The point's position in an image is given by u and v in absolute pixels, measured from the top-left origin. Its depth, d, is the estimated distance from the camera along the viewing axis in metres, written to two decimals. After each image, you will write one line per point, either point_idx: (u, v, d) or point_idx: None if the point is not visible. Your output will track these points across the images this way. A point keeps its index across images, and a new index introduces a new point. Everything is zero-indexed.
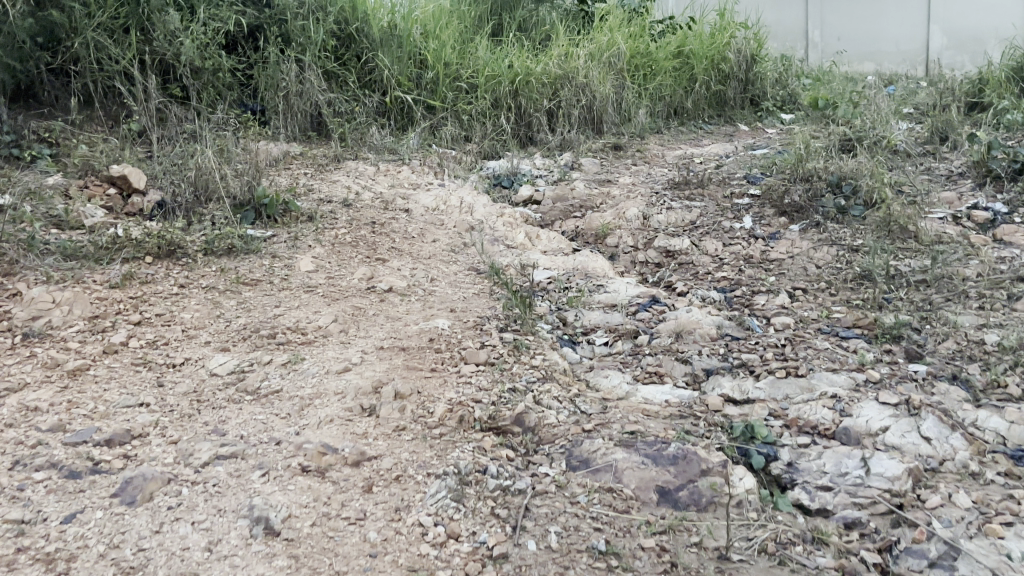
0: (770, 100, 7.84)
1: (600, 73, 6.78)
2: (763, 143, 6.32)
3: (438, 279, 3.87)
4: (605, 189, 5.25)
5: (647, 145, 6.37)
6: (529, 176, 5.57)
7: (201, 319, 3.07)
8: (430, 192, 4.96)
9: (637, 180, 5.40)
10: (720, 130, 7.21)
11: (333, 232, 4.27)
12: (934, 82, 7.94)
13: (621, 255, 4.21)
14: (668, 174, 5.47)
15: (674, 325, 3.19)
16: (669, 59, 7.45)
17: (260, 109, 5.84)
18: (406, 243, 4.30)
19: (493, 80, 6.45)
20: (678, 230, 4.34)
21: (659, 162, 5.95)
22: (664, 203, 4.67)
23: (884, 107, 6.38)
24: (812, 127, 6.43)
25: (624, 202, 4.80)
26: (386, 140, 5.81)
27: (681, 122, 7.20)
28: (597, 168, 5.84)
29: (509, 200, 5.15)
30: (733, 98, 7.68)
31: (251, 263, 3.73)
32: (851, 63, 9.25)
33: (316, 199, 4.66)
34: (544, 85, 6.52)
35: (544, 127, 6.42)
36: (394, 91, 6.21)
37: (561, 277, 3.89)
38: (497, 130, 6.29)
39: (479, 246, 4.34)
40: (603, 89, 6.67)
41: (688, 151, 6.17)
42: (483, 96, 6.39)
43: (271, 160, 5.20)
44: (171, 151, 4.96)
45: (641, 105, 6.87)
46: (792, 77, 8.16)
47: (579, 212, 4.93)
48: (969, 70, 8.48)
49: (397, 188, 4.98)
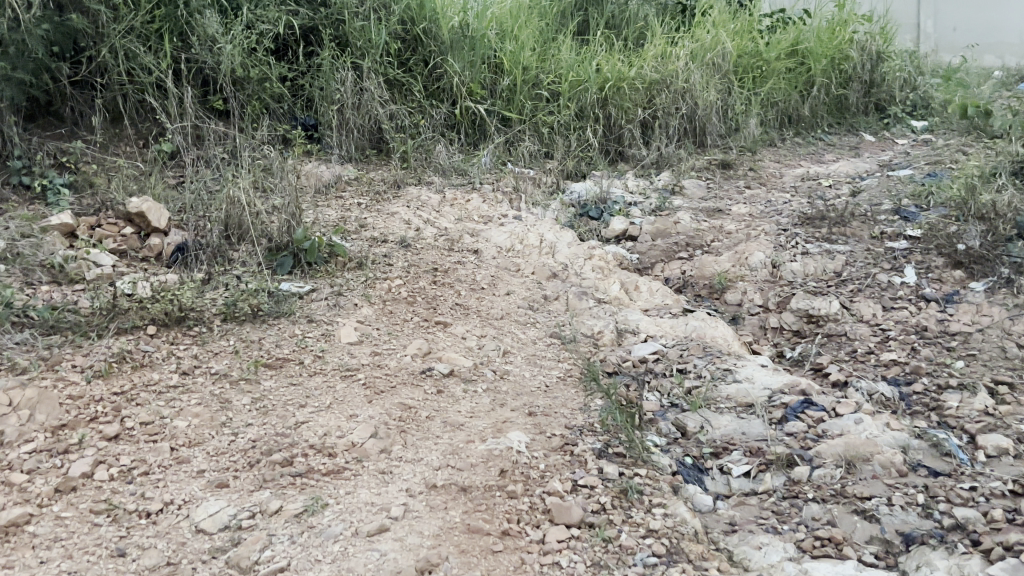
0: (898, 105, 6.77)
1: (703, 78, 5.85)
2: (902, 160, 5.31)
3: (514, 352, 3.04)
4: (716, 221, 4.34)
5: (761, 162, 5.42)
6: (623, 203, 4.70)
7: (199, 430, 2.31)
8: (505, 227, 4.15)
9: (755, 210, 4.48)
10: (842, 142, 6.19)
11: (386, 282, 3.49)
12: None
13: (746, 319, 3.32)
14: (791, 203, 4.53)
15: (843, 448, 2.31)
16: (783, 59, 6.45)
17: (313, 124, 5.11)
18: (475, 299, 3.49)
19: (579, 87, 5.59)
20: (820, 284, 3.41)
21: (777, 185, 5.00)
22: (797, 246, 3.74)
23: None
24: (963, 143, 5.38)
25: (745, 242, 3.88)
26: (454, 159, 5.06)
27: (797, 132, 6.20)
28: (705, 192, 4.93)
29: (598, 232, 4.30)
30: (856, 104, 6.64)
31: (280, 333, 2.97)
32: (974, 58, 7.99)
33: (369, 237, 3.90)
34: (639, 92, 5.63)
35: (638, 141, 5.53)
36: (465, 101, 5.40)
37: (674, 353, 3.01)
38: (582, 144, 5.43)
39: (564, 302, 3.51)
40: (707, 96, 5.74)
41: (811, 171, 5.20)
42: (567, 105, 5.54)
43: (321, 187, 4.46)
44: (206, 179, 4.27)
45: (751, 113, 5.92)
46: (923, 77, 7.05)
47: (686, 253, 4.04)
48: None
49: (467, 222, 4.19)
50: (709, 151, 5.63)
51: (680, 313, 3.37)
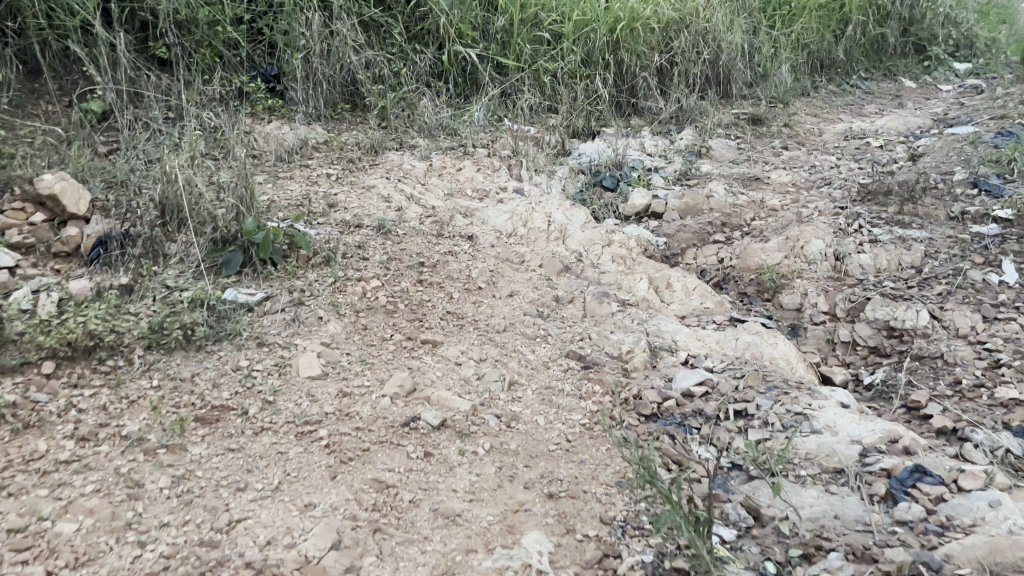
0: (940, 45, 6.04)
1: (727, 17, 5.09)
2: (958, 112, 4.60)
3: (523, 383, 2.39)
4: (755, 193, 3.65)
5: (797, 115, 4.70)
6: (642, 170, 4.00)
7: (91, 538, 1.66)
8: (505, 206, 3.46)
9: (799, 179, 3.79)
10: (881, 88, 5.47)
11: (360, 284, 2.82)
12: None
13: (808, 331, 2.67)
14: (839, 170, 3.85)
15: (983, 552, 1.67)
16: None
17: (275, 74, 4.34)
18: (470, 305, 2.83)
19: (585, 27, 4.82)
20: (898, 283, 2.75)
21: (818, 143, 4.31)
22: (861, 230, 3.07)
23: None
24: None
25: (796, 223, 3.21)
26: (441, 116, 4.35)
27: (831, 78, 5.47)
28: (736, 155, 4.22)
29: (615, 209, 3.62)
30: (895, 45, 5.89)
31: (221, 366, 2.30)
32: None
33: (340, 220, 3.20)
34: (654, 33, 4.88)
35: (653, 92, 4.80)
36: (454, 45, 4.65)
37: (727, 384, 2.36)
38: (590, 95, 4.70)
39: (581, 307, 2.85)
40: (731, 39, 5.00)
41: (855, 127, 4.49)
42: (573, 48, 4.77)
43: (284, 157, 3.75)
44: (143, 148, 3.54)
45: (782, 55, 5.16)
46: (966, 13, 6.30)
47: (721, 236, 3.37)
48: None
49: (458, 200, 3.50)
50: (735, 104, 4.91)
51: (726, 322, 2.71)
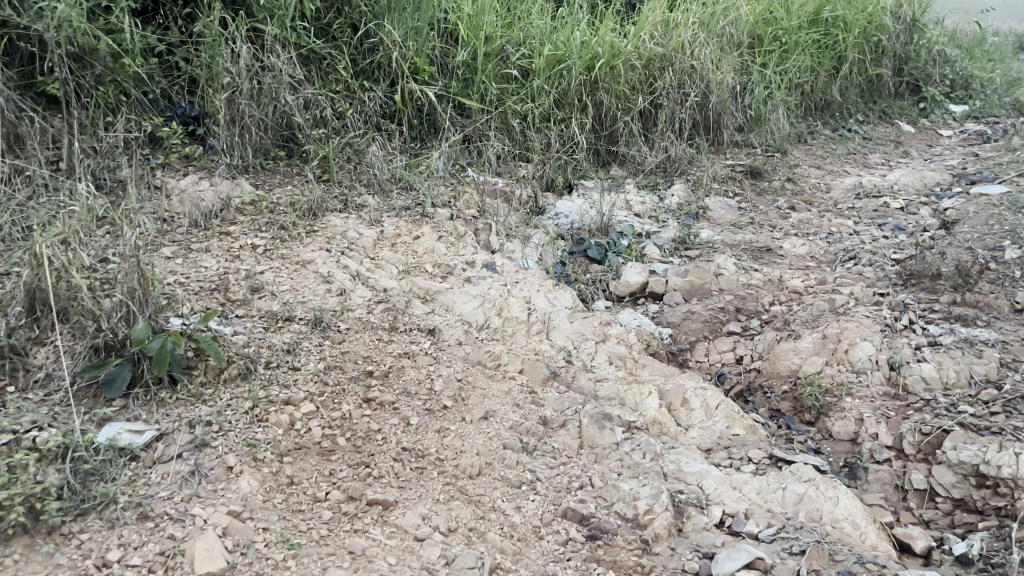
0: (935, 86, 5.63)
1: (715, 53, 4.55)
2: (977, 165, 4.12)
3: (508, 570, 1.77)
4: (769, 269, 3.07)
5: (798, 167, 4.18)
6: (633, 236, 3.40)
7: None
8: (474, 288, 2.82)
9: (817, 252, 3.23)
10: (880, 135, 4.99)
11: (287, 410, 2.15)
12: None
13: (870, 474, 2.08)
14: (860, 241, 3.30)
15: None
16: (807, 27, 5.15)
17: (195, 115, 3.66)
18: (433, 435, 2.16)
19: (559, 64, 4.23)
20: (978, 407, 2.17)
21: (829, 202, 3.77)
22: (913, 328, 2.50)
23: None
24: None
25: (830, 317, 2.64)
26: (394, 167, 3.72)
27: (825, 122, 4.97)
28: (736, 217, 3.65)
29: (606, 289, 3.01)
30: (890, 84, 5.44)
31: (79, 563, 1.65)
32: (995, 28, 6.99)
33: (268, 313, 2.54)
34: (636, 72, 4.31)
35: (637, 139, 4.23)
36: (408, 82, 4.01)
37: (784, 567, 1.76)
38: (565, 143, 4.12)
39: (576, 434, 2.22)
40: (721, 78, 4.45)
41: (866, 183, 3.97)
42: (545, 88, 4.17)
43: (203, 224, 3.09)
44: (17, 212, 2.83)
45: (777, 96, 4.63)
46: (959, 51, 5.90)
47: (737, 328, 2.78)
48: None
49: (416, 279, 2.85)
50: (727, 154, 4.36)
51: (765, 463, 2.11)
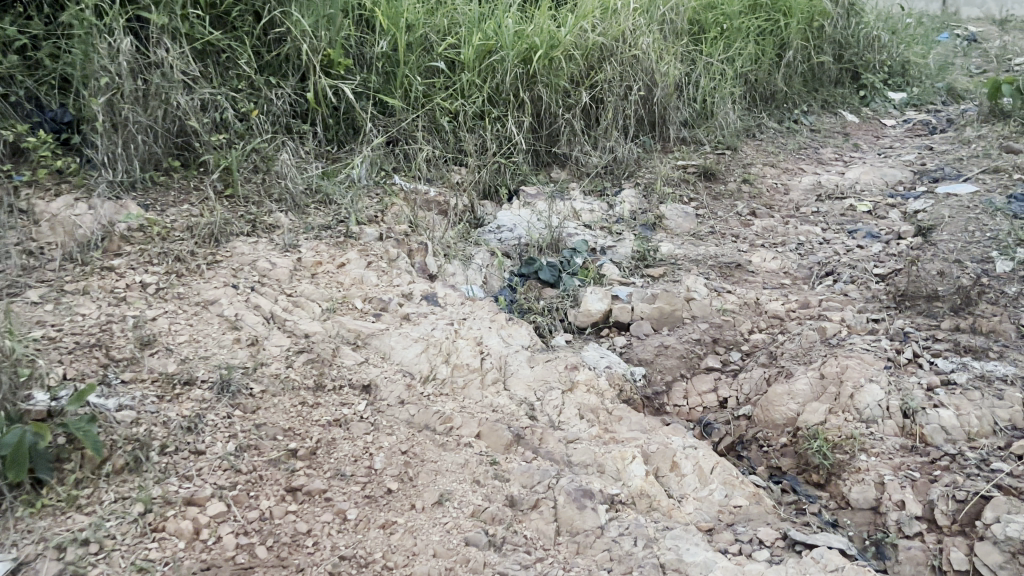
0: (873, 73, 5.46)
1: (658, 42, 4.21)
2: (936, 160, 3.91)
3: None
4: (743, 289, 2.75)
5: (753, 165, 3.89)
6: (587, 252, 3.03)
7: None
8: (413, 328, 2.39)
9: (790, 267, 2.92)
10: (826, 126, 4.77)
11: (189, 515, 1.70)
12: None
13: (901, 553, 1.76)
14: (834, 253, 3.01)
15: None
16: (747, 13, 4.88)
17: (68, 121, 3.09)
18: (377, 534, 1.74)
19: (490, 56, 3.82)
20: (1014, 464, 1.87)
21: (791, 207, 3.49)
22: (920, 363, 2.20)
23: None
24: (1004, 139, 4.04)
25: (823, 351, 2.32)
26: (311, 177, 3.26)
27: (770, 114, 4.73)
28: (695, 226, 3.32)
29: (564, 319, 2.64)
30: (831, 72, 5.23)
31: None
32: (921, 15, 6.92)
33: (164, 376, 2.07)
34: (576, 64, 3.94)
35: (579, 138, 3.86)
36: (321, 78, 3.54)
37: None
38: (502, 145, 3.73)
39: (552, 518, 1.83)
40: (666, 69, 4.12)
41: (826, 182, 3.72)
42: (476, 82, 3.76)
43: (82, 258, 2.56)
44: None
45: (725, 89, 4.33)
46: (895, 36, 5.75)
47: (716, 363, 2.44)
48: None
49: (344, 318, 2.41)
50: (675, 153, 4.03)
51: (778, 546, 1.77)
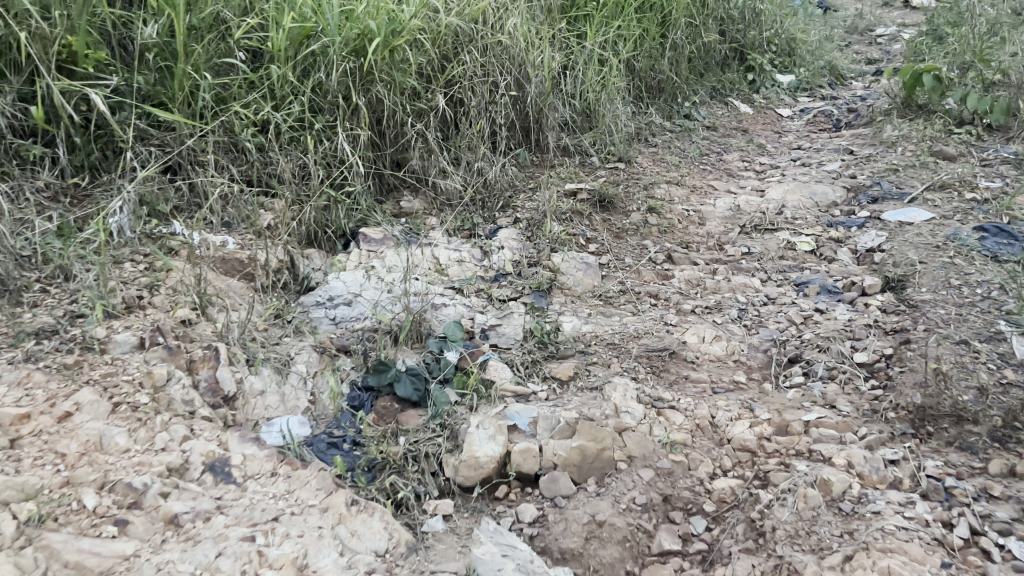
0: (759, 53, 4.82)
1: (526, 24, 3.32)
2: (864, 171, 3.26)
3: None
4: (689, 399, 1.93)
5: (655, 184, 3.10)
6: (461, 341, 2.11)
7: None
8: (182, 553, 1.39)
9: (739, 350, 2.13)
10: (721, 122, 4.07)
11: None
12: (936, 33, 5.56)
13: None
14: (789, 324, 2.26)
15: None
16: None
17: None
18: None
19: (308, 44, 2.80)
20: None
21: (715, 246, 2.73)
22: (988, 552, 1.46)
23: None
24: (931, 142, 3.46)
25: (835, 528, 1.54)
26: (39, 239, 2.16)
27: (658, 108, 3.97)
28: (600, 284, 2.48)
29: (438, 473, 1.73)
30: (718, 53, 4.53)
31: None
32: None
33: None
34: (425, 54, 2.98)
35: (435, 155, 2.92)
36: (56, 81, 2.41)
37: None
38: (330, 167, 2.73)
39: None
40: (540, 59, 3.24)
41: (746, 207, 2.99)
42: (290, 81, 2.74)
43: None
44: None
45: (611, 80, 3.51)
46: (778, 8, 5.13)
47: (675, 543, 1.59)
48: (942, 9, 6.17)
49: (58, 540, 1.38)
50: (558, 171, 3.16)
51: None
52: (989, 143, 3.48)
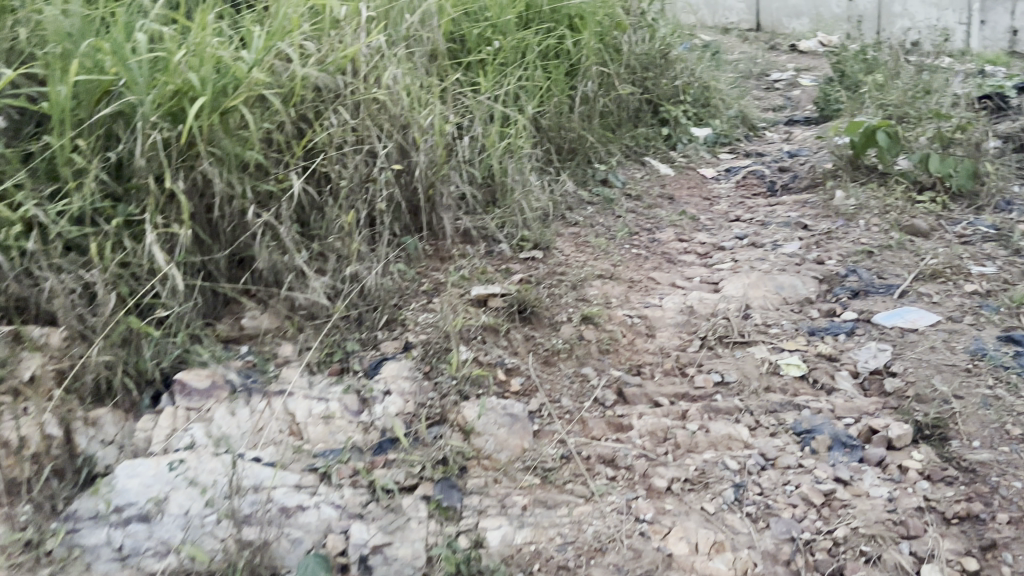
0: (673, 104, 4.26)
1: (409, 76, 2.60)
2: (832, 252, 2.68)
3: None
4: None
5: (586, 280, 2.41)
6: None
7: None
8: None
9: (753, 569, 1.46)
10: (642, 188, 3.47)
11: None
12: (849, 85, 5.21)
13: None
14: (807, 508, 1.58)
15: None
16: (524, 27, 3.42)
17: None
18: None
19: (102, 105, 1.97)
20: None
21: (675, 370, 2.05)
22: None
23: (1004, 180, 3.11)
24: (897, 215, 2.93)
25: None
26: None
27: (571, 174, 3.31)
28: (532, 447, 1.74)
29: None
30: (632, 106, 3.93)
31: None
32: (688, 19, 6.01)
33: None
34: (275, 117, 2.20)
35: (291, 254, 2.10)
36: None
37: None
38: (134, 280, 1.88)
39: None
40: (429, 118, 2.53)
41: (703, 310, 2.33)
42: (73, 157, 1.89)
43: None
44: None
45: (518, 143, 2.83)
46: (690, 53, 4.60)
47: None
48: (847, 54, 5.84)
49: None
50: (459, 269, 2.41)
51: None
52: (959, 213, 2.98)
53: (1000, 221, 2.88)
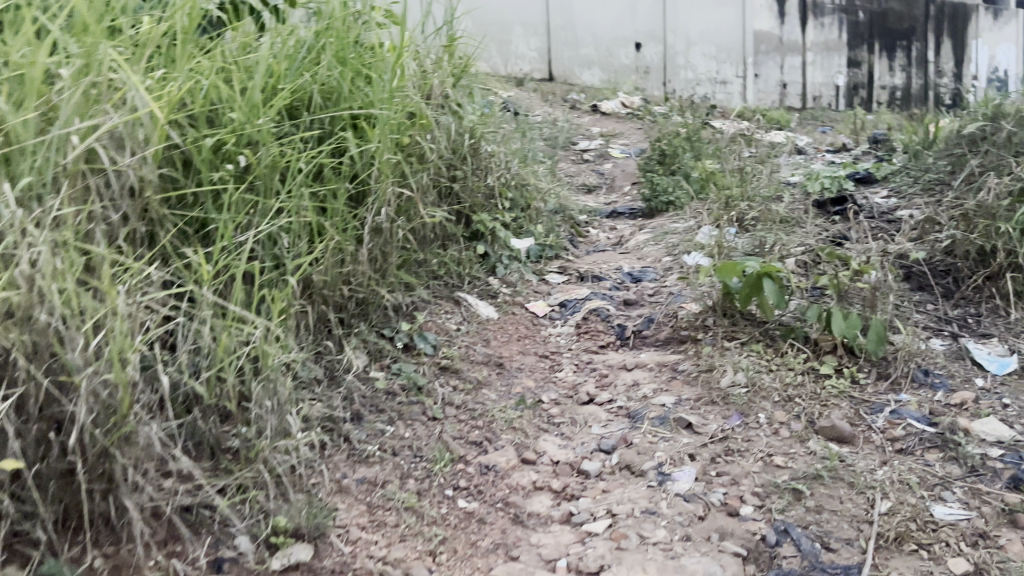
0: (489, 210, 3.36)
1: (67, 262, 1.51)
2: (744, 487, 1.87)
3: None
4: None
5: None
6: None
7: None
8: None
9: None
10: (461, 353, 2.51)
11: None
12: (678, 169, 4.60)
13: None
14: None
15: None
16: (282, 135, 2.37)
17: None
18: None
19: None
20: None
21: None
22: None
23: (915, 337, 2.47)
24: (804, 403, 2.20)
25: None
26: None
27: (357, 347, 2.29)
28: None
29: None
30: (439, 224, 2.97)
31: None
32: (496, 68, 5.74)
33: None
34: None
35: None
36: None
37: None
38: None
39: None
40: (100, 334, 1.49)
41: None
42: None
43: None
44: None
45: (274, 321, 1.82)
46: (507, 137, 3.74)
47: None
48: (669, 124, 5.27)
49: None
50: None
51: None
52: (875, 391, 2.29)
53: (930, 409, 2.21)
